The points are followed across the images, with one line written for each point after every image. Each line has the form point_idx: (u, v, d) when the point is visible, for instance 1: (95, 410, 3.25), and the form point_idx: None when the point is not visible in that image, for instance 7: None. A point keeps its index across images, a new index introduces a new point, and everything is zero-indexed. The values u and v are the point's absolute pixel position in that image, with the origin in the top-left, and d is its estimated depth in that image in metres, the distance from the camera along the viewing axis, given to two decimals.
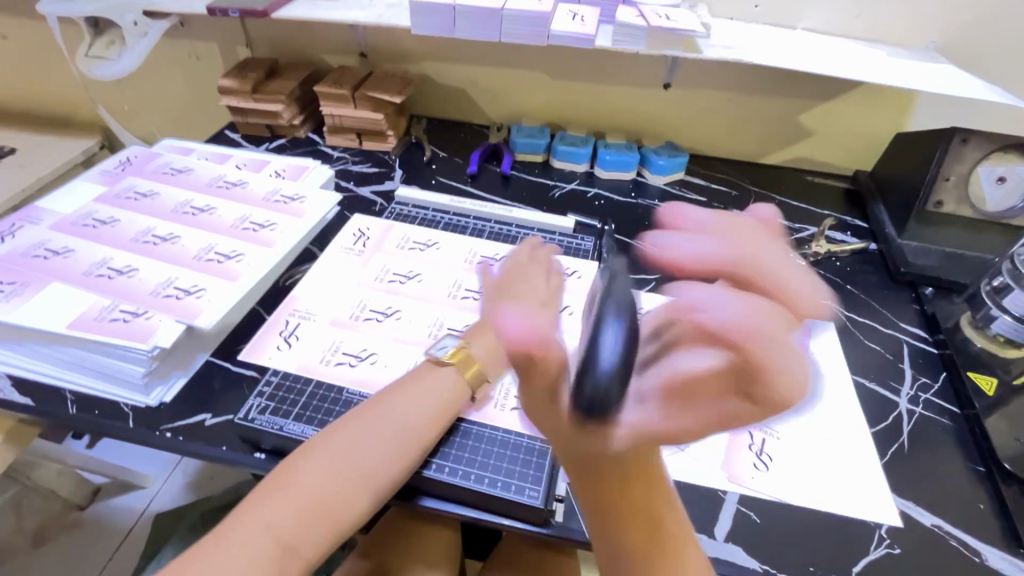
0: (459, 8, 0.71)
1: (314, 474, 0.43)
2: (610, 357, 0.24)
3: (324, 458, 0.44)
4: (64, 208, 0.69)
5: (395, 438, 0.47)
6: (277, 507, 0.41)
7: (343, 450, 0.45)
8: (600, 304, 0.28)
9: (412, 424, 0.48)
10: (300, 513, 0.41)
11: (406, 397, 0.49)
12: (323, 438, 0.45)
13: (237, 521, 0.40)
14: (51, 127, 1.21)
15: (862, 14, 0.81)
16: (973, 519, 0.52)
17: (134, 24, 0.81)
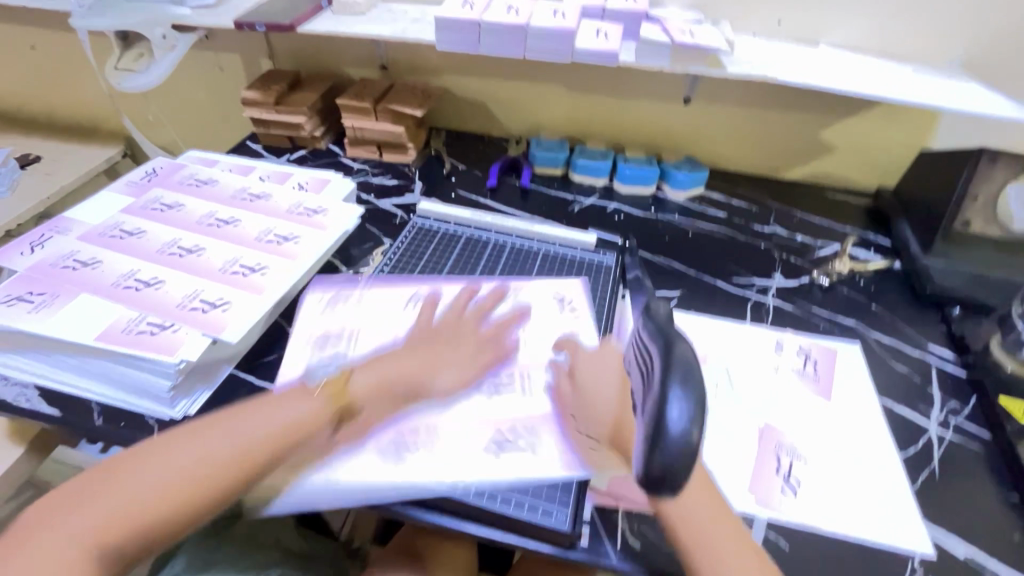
0: (484, 24, 0.72)
1: (202, 444, 0.47)
2: (677, 427, 0.35)
3: (214, 434, 0.48)
4: (91, 219, 0.70)
5: (272, 432, 0.49)
6: (165, 462, 0.46)
7: (226, 429, 0.49)
8: (667, 377, 0.37)
9: (293, 423, 0.50)
10: (177, 473, 0.45)
11: (294, 402, 0.51)
12: (219, 416, 0.50)
13: (131, 464, 0.46)
14: (76, 135, 1.24)
15: (886, 31, 0.81)
16: (1009, 551, 0.51)
17: (163, 37, 0.83)
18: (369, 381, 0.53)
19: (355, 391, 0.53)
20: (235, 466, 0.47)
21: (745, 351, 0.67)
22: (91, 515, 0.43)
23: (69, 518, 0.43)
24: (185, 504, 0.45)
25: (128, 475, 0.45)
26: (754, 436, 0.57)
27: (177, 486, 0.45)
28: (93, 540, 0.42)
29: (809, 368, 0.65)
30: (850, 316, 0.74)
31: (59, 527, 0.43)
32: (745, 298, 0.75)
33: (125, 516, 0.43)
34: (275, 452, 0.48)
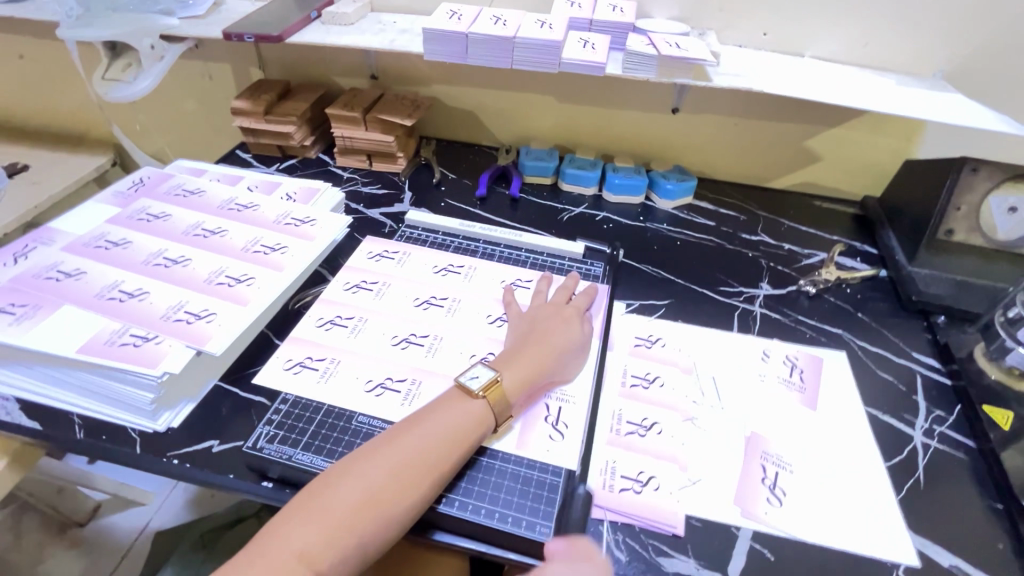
0: (472, 35, 0.72)
1: (386, 459, 0.47)
2: None
3: (394, 448, 0.47)
4: (76, 229, 0.70)
5: (448, 444, 0.49)
6: (365, 480, 0.45)
7: (407, 444, 0.48)
8: None
9: (460, 434, 0.50)
10: (371, 489, 0.45)
11: (454, 411, 0.51)
12: (390, 432, 0.49)
13: (332, 478, 0.45)
14: (65, 144, 1.23)
15: (869, 43, 0.82)
16: (993, 558, 0.51)
17: (151, 47, 0.83)
18: (515, 387, 0.54)
19: (509, 391, 0.54)
20: (424, 478, 0.47)
21: (731, 360, 0.67)
22: (312, 533, 0.42)
23: (292, 537, 0.42)
24: (383, 522, 0.44)
25: (325, 496, 0.44)
26: (740, 445, 0.57)
27: (375, 504, 0.44)
28: (315, 559, 0.42)
29: (795, 377, 0.66)
30: (837, 325, 0.74)
31: (285, 543, 0.42)
32: (732, 307, 0.75)
33: (340, 534, 0.43)
34: (450, 464, 0.49)
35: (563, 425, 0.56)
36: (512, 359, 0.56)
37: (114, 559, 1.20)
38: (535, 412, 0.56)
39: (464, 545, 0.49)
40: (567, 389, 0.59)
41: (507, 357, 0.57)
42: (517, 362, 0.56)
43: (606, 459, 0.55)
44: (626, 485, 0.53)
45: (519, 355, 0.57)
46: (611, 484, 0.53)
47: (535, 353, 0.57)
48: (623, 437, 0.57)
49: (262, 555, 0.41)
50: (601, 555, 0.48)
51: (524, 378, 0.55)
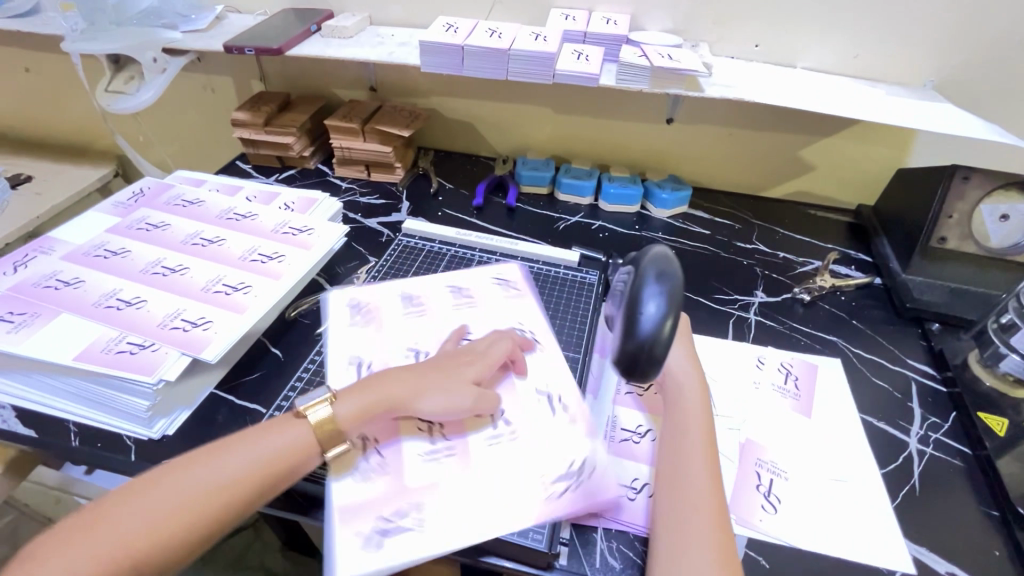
0: (468, 48, 0.74)
1: (186, 479, 0.44)
2: (647, 322, 0.41)
3: (201, 470, 0.44)
4: (77, 238, 0.71)
5: (259, 464, 0.46)
6: (168, 497, 0.42)
7: (216, 464, 0.45)
8: (642, 283, 0.43)
9: (279, 457, 0.47)
10: (165, 510, 0.42)
11: (284, 431, 0.49)
12: (204, 454, 0.46)
13: (117, 503, 0.42)
14: (68, 155, 1.25)
15: (859, 54, 0.83)
16: (989, 567, 0.51)
17: (153, 60, 0.84)
18: (348, 416, 0.50)
19: (341, 420, 0.50)
20: (235, 493, 0.44)
21: (726, 367, 0.67)
22: (80, 560, 0.39)
23: (70, 552, 0.39)
24: (169, 550, 0.41)
25: (57, 553, 0.39)
26: (734, 451, 0.58)
27: (158, 531, 0.41)
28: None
29: (790, 384, 0.66)
30: (832, 332, 0.74)
31: (67, 557, 0.39)
32: (727, 315, 0.76)
33: (109, 563, 0.39)
34: (261, 484, 0.46)
35: (562, 407, 0.56)
36: (356, 389, 0.52)
37: None
38: None
39: (453, 551, 0.49)
40: (560, 382, 0.58)
41: (353, 387, 0.53)
42: (359, 392, 0.52)
43: (601, 466, 0.55)
44: (529, 485, 0.50)
45: (364, 386, 0.53)
46: (515, 485, 0.49)
47: (381, 383, 0.53)
48: (618, 443, 0.57)
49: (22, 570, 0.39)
50: (594, 562, 0.48)
51: (364, 407, 0.51)
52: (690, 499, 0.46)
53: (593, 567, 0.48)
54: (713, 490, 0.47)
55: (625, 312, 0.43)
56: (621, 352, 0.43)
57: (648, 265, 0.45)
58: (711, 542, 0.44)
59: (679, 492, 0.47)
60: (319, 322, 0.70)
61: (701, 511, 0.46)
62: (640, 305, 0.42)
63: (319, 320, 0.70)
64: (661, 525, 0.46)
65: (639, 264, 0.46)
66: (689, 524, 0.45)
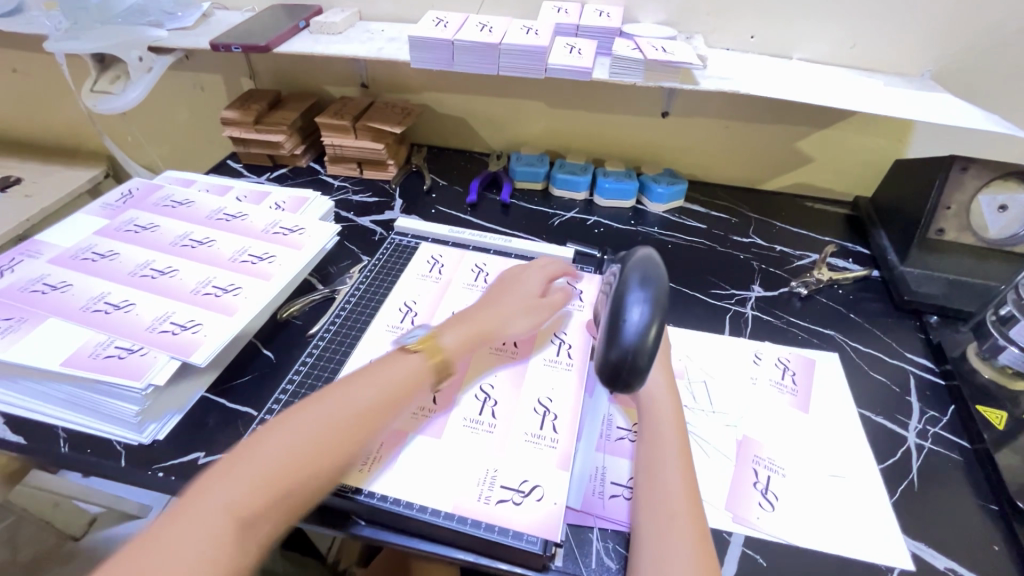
0: (459, 42, 0.72)
1: (324, 411, 0.47)
2: (632, 328, 0.41)
3: (332, 403, 0.48)
4: (64, 241, 0.70)
5: (380, 394, 0.50)
6: (300, 432, 0.45)
7: (341, 398, 0.48)
8: (628, 288, 0.43)
9: (398, 388, 0.51)
10: (310, 438, 0.45)
11: (390, 367, 0.52)
12: (327, 390, 0.49)
13: (262, 437, 0.45)
14: (58, 157, 1.24)
15: (856, 44, 0.82)
16: (988, 562, 0.50)
17: (139, 59, 0.83)
18: (457, 345, 0.56)
19: (449, 348, 0.56)
20: (345, 429, 0.47)
21: (723, 363, 0.67)
22: (238, 488, 0.41)
23: (221, 490, 0.41)
24: (319, 474, 0.45)
25: (198, 496, 0.41)
26: (733, 448, 0.57)
27: (305, 455, 0.44)
28: (243, 512, 0.41)
29: (787, 380, 0.65)
30: (829, 326, 0.74)
31: (210, 497, 0.41)
32: (724, 310, 0.75)
33: (269, 488, 0.42)
34: (378, 413, 0.49)
35: (553, 418, 0.56)
36: (454, 322, 0.58)
37: None
38: (525, 418, 0.56)
39: (451, 554, 0.49)
40: (549, 389, 0.59)
41: (451, 321, 0.59)
42: (460, 324, 0.58)
43: (597, 466, 0.54)
44: (504, 495, 0.50)
45: (464, 318, 0.59)
46: (488, 496, 0.50)
47: (477, 315, 0.60)
48: (613, 442, 0.56)
49: (177, 514, 0.40)
50: (590, 563, 0.48)
51: (466, 336, 0.57)
52: (665, 508, 0.47)
53: (588, 568, 0.48)
54: (689, 496, 0.48)
55: (610, 320, 0.43)
56: (605, 361, 0.42)
57: (632, 271, 0.45)
58: (691, 544, 0.44)
59: (654, 500, 0.48)
60: (312, 323, 0.69)
61: (675, 518, 0.46)
62: (624, 312, 0.42)
63: (311, 320, 0.69)
64: (639, 533, 0.46)
65: (625, 269, 0.46)
66: (666, 532, 0.45)
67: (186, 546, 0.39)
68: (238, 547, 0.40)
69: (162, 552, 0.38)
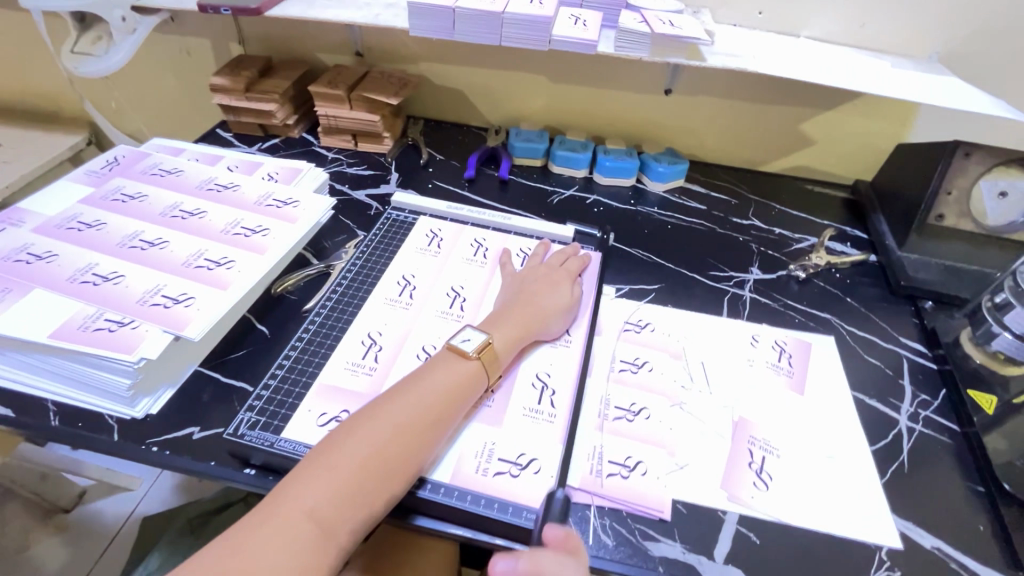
0: (460, 10, 0.70)
1: (394, 415, 0.47)
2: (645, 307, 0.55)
3: (398, 406, 0.48)
4: (48, 209, 0.67)
5: (445, 397, 0.50)
6: (375, 438, 0.45)
7: (409, 403, 0.48)
8: None
9: (460, 390, 0.51)
10: (382, 442, 0.45)
11: (452, 369, 0.52)
12: (390, 393, 0.49)
13: (340, 441, 0.45)
14: (38, 122, 1.19)
15: (865, 24, 0.81)
16: (973, 541, 0.52)
17: (122, 19, 0.79)
18: (504, 346, 0.56)
19: (498, 350, 0.55)
20: (417, 434, 0.47)
21: (721, 345, 0.67)
22: (323, 494, 0.42)
23: (306, 499, 0.42)
24: (392, 476, 0.45)
25: (281, 503, 0.42)
26: (728, 429, 0.57)
27: (385, 459, 0.45)
28: (325, 517, 0.42)
29: (784, 362, 0.66)
30: (826, 310, 0.74)
31: (297, 502, 0.42)
32: (722, 292, 0.75)
33: (352, 494, 0.43)
34: (446, 417, 0.49)
35: (550, 393, 0.57)
36: (499, 321, 0.58)
37: (100, 544, 1.16)
38: (523, 394, 0.56)
39: (448, 531, 0.48)
40: (545, 362, 0.59)
41: (494, 319, 0.58)
42: (505, 323, 0.58)
43: (596, 445, 0.54)
44: (502, 468, 0.50)
45: (507, 317, 0.59)
46: (486, 468, 0.50)
47: (521, 314, 0.59)
48: (612, 422, 0.56)
49: (266, 522, 0.41)
50: (588, 540, 0.48)
51: (513, 337, 0.57)
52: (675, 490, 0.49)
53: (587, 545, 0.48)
54: None
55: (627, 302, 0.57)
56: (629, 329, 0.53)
57: None
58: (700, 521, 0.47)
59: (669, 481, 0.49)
60: (307, 298, 0.67)
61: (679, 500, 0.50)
62: None
63: (306, 296, 0.68)
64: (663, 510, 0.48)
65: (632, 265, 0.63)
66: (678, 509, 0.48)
67: (274, 548, 0.40)
68: (324, 550, 0.41)
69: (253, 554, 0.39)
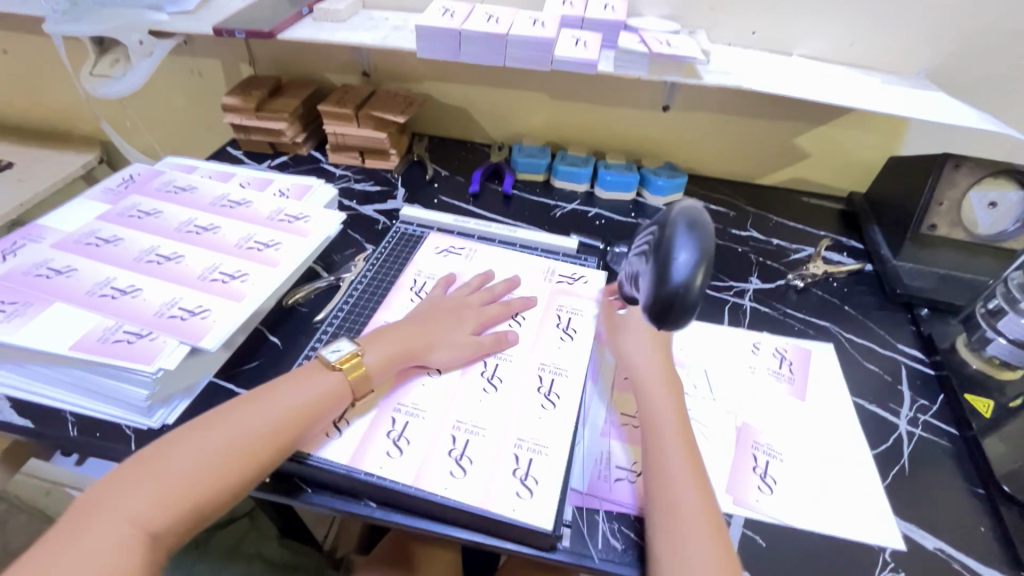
0: (465, 32, 0.73)
1: (230, 429, 0.47)
2: (680, 272, 0.42)
3: (238, 419, 0.48)
4: (67, 226, 0.69)
5: (297, 412, 0.50)
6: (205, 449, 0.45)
7: (248, 417, 0.48)
8: (674, 233, 0.44)
9: (312, 406, 0.51)
10: (241, 438, 0.47)
11: (309, 383, 0.52)
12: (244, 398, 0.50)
13: (167, 452, 0.45)
14: (51, 141, 1.22)
15: (854, 42, 0.84)
16: (974, 541, 0.53)
17: (139, 43, 0.82)
18: (377, 362, 0.55)
19: (369, 366, 0.55)
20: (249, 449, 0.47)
21: (723, 352, 0.68)
22: (140, 501, 0.42)
23: (119, 506, 0.42)
24: (220, 484, 0.45)
25: (97, 516, 0.41)
26: (732, 434, 0.59)
27: (214, 470, 0.45)
28: (151, 524, 0.42)
29: (784, 368, 0.67)
30: (825, 318, 0.76)
31: (106, 511, 0.42)
32: (722, 301, 0.77)
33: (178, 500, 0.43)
34: (292, 431, 0.49)
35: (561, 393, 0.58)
36: (380, 337, 0.57)
37: None
38: (530, 385, 0.59)
39: (458, 535, 0.50)
40: (561, 362, 0.61)
41: (375, 335, 0.58)
42: (384, 339, 0.57)
43: (601, 450, 0.56)
44: (512, 471, 0.51)
45: (388, 332, 0.58)
46: (496, 471, 0.51)
47: (407, 330, 0.59)
48: (617, 428, 0.58)
49: (87, 525, 0.41)
50: (597, 543, 0.49)
51: (390, 353, 0.56)
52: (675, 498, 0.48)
53: (596, 548, 0.49)
54: (693, 477, 0.49)
55: (657, 261, 0.44)
56: (653, 300, 0.44)
57: (676, 216, 0.45)
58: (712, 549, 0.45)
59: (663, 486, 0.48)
60: (318, 310, 0.69)
61: (674, 511, 0.47)
62: (672, 256, 0.43)
63: (317, 307, 0.69)
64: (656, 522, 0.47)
65: (668, 214, 0.46)
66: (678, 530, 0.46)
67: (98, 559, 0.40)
68: (146, 558, 0.41)
69: (85, 546, 0.40)
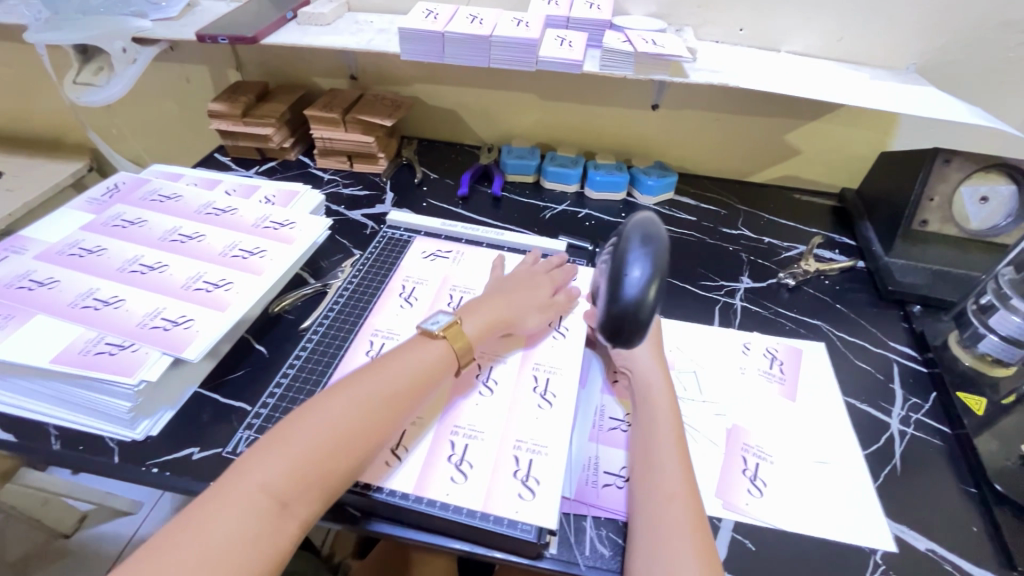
0: (449, 35, 0.72)
1: (356, 393, 0.48)
2: (633, 287, 0.44)
3: (363, 386, 0.49)
4: (50, 236, 0.69)
5: (410, 380, 0.51)
6: (331, 417, 0.46)
7: (369, 383, 0.49)
8: (629, 250, 0.46)
9: (422, 374, 0.52)
10: (364, 403, 0.48)
11: (418, 353, 0.53)
12: (359, 371, 0.51)
13: (299, 420, 0.46)
14: (41, 150, 1.21)
15: (843, 37, 0.83)
16: (965, 541, 0.52)
17: (123, 50, 0.81)
18: (476, 332, 0.57)
19: (470, 335, 0.57)
20: (373, 418, 0.48)
21: (714, 353, 0.68)
22: (278, 468, 0.43)
23: (256, 473, 0.42)
24: (352, 451, 0.46)
25: (234, 480, 0.42)
26: (721, 437, 0.58)
27: (343, 438, 0.45)
28: (279, 491, 0.42)
29: (775, 369, 0.66)
30: (816, 316, 0.75)
31: (247, 479, 0.42)
32: (713, 301, 0.76)
33: (304, 470, 0.43)
34: (409, 398, 0.50)
35: (551, 395, 0.58)
36: (474, 308, 0.60)
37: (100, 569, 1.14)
38: (525, 384, 0.59)
39: (445, 544, 0.49)
40: (554, 362, 0.61)
41: (470, 306, 0.60)
42: (478, 311, 0.59)
43: (590, 455, 0.55)
44: (498, 478, 0.51)
45: (481, 305, 0.60)
46: (483, 478, 0.51)
47: (496, 302, 0.61)
48: (606, 432, 0.57)
49: (215, 497, 0.41)
50: (585, 550, 0.49)
51: (485, 324, 0.58)
52: (664, 489, 0.48)
53: (583, 555, 0.48)
54: (687, 480, 0.49)
55: (612, 276, 0.46)
56: (606, 317, 0.46)
57: (632, 230, 0.47)
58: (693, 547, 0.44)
59: (653, 481, 0.49)
60: (304, 317, 0.69)
61: (674, 501, 0.47)
62: (625, 271, 0.44)
63: (303, 315, 0.69)
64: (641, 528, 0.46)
65: (625, 229, 0.48)
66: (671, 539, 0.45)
67: (232, 527, 0.40)
68: (281, 525, 0.41)
69: (217, 523, 0.40)
